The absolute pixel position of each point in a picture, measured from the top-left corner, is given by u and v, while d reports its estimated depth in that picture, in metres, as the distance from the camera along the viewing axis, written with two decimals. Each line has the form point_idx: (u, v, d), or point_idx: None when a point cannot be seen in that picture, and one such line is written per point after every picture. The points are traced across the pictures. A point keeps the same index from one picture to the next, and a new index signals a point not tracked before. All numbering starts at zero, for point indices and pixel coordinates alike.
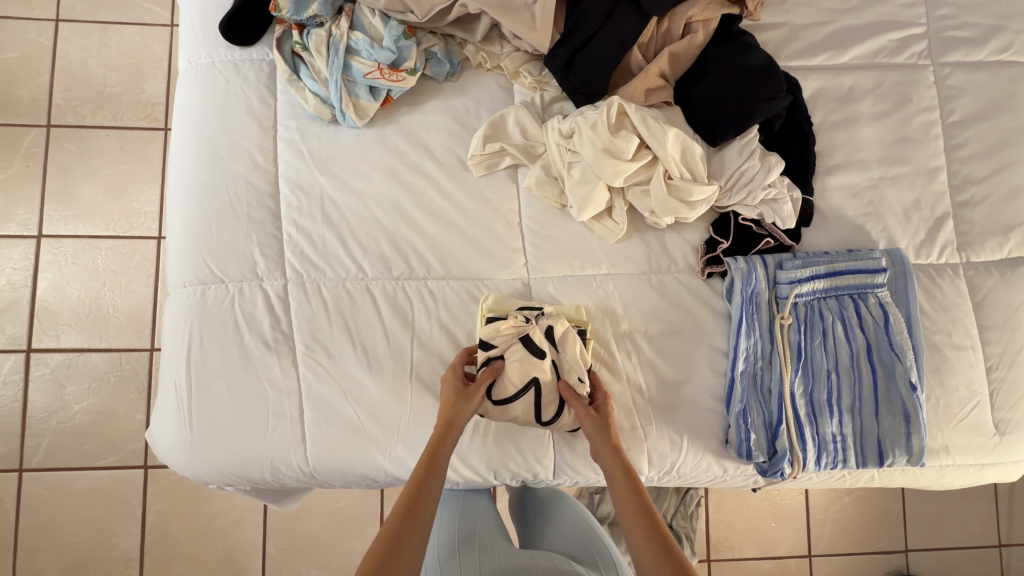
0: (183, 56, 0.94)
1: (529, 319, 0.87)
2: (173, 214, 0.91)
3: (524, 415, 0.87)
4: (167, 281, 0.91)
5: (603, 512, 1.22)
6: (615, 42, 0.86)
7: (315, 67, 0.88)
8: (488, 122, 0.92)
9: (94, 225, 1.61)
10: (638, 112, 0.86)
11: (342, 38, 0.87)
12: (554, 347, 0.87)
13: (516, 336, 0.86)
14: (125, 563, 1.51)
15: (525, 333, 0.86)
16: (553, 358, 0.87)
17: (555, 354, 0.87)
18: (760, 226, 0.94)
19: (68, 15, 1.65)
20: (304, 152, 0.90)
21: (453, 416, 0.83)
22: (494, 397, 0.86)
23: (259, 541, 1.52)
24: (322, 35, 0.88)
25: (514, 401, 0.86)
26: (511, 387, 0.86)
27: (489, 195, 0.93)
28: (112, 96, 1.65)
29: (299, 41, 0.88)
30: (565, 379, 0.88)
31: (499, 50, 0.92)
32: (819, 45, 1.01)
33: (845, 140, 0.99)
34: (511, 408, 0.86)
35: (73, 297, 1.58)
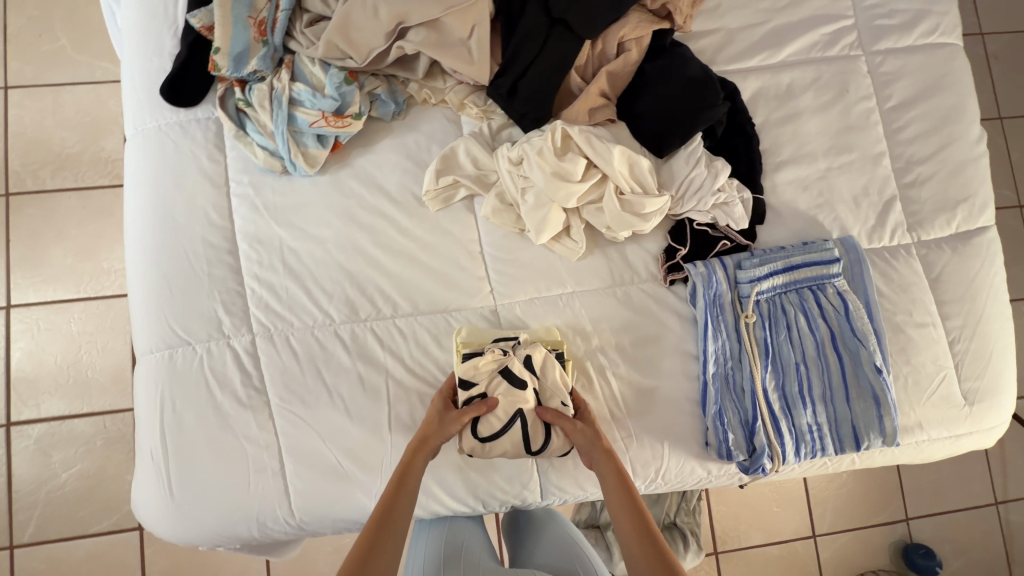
0: (129, 121, 0.94)
1: (506, 351, 0.88)
2: (134, 281, 0.91)
3: (514, 447, 0.88)
4: (135, 348, 0.90)
5: (608, 515, 1.27)
6: (555, 66, 0.87)
7: (260, 121, 0.89)
8: (439, 156, 0.93)
9: (65, 289, 1.60)
10: (583, 134, 0.87)
11: (284, 90, 0.88)
12: (535, 375, 0.88)
13: (496, 370, 0.88)
14: None
15: (504, 365, 0.87)
16: (535, 385, 0.88)
17: (536, 382, 0.88)
18: (715, 230, 0.96)
19: (18, 80, 1.64)
20: (259, 206, 0.90)
21: (430, 429, 0.85)
22: (479, 434, 0.87)
23: None
24: (265, 89, 0.88)
25: (502, 435, 0.87)
26: (496, 421, 0.87)
27: (449, 226, 0.94)
28: (72, 157, 1.64)
29: (242, 97, 0.89)
30: (546, 405, 0.89)
31: (442, 85, 0.94)
32: (755, 46, 1.03)
33: (790, 135, 1.01)
34: (499, 442, 0.87)
35: (50, 364, 1.57)
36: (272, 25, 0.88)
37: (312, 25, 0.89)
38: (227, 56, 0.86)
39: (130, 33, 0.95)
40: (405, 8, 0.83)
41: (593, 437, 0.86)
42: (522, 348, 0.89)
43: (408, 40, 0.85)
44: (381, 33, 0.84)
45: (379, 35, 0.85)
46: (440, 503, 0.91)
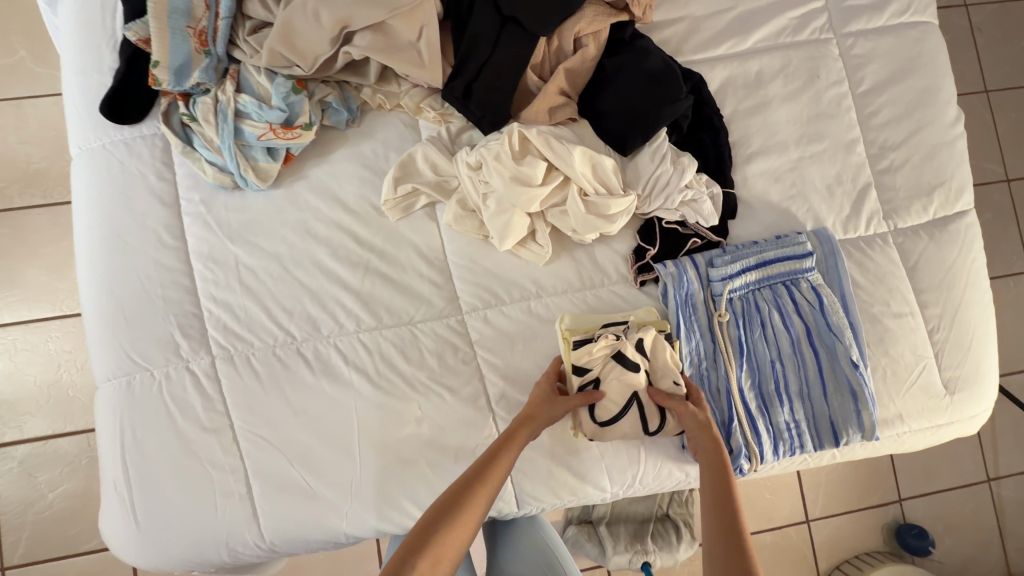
0: (73, 141, 0.91)
1: (618, 336, 0.87)
2: (88, 306, 0.88)
3: (631, 431, 0.87)
4: (93, 375, 0.88)
5: (600, 511, 1.29)
6: (510, 66, 0.84)
7: (207, 136, 0.86)
8: (397, 164, 0.90)
9: (41, 307, 1.58)
10: (541, 135, 0.84)
11: (229, 102, 0.84)
12: (646, 358, 0.87)
13: (609, 355, 0.86)
14: None
15: (617, 350, 0.86)
16: (646, 367, 0.87)
17: (647, 364, 0.87)
18: (685, 227, 0.93)
19: None
20: (211, 224, 0.87)
21: (535, 412, 0.83)
22: (598, 418, 0.86)
23: None
24: (209, 102, 0.85)
25: (621, 418, 0.86)
26: (612, 406, 0.86)
27: (410, 236, 0.91)
28: (39, 172, 1.61)
29: (186, 111, 0.85)
30: (658, 385, 0.87)
31: (397, 89, 0.90)
32: (721, 34, 1.00)
33: (760, 125, 0.98)
34: (619, 425, 0.86)
35: (29, 385, 1.57)
36: (213, 34, 0.84)
37: (255, 32, 0.85)
38: (167, 70, 0.82)
39: (68, 48, 0.91)
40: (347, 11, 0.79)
41: (700, 420, 0.84)
42: (633, 334, 0.88)
43: (355, 44, 0.81)
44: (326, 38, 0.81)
45: (325, 40, 0.81)
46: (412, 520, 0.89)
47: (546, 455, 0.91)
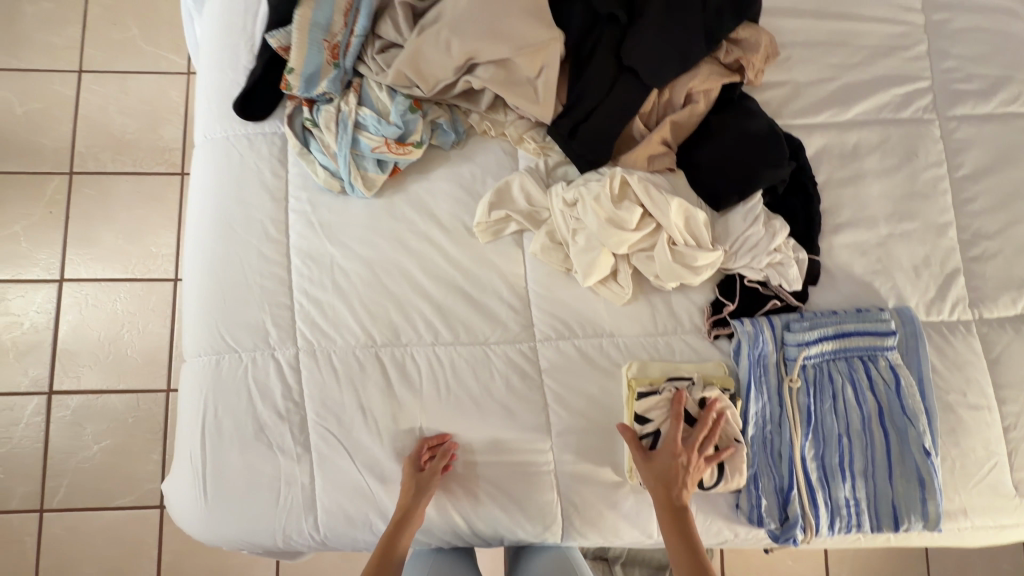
0: (198, 129, 0.97)
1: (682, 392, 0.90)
2: (188, 284, 0.94)
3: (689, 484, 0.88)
4: (182, 350, 0.93)
5: (615, 551, 1.26)
6: (619, 111, 0.85)
7: (325, 142, 0.91)
8: (494, 189, 0.93)
9: (114, 268, 1.83)
10: (641, 182, 0.86)
11: (350, 113, 0.90)
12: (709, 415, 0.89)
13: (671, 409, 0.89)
14: None
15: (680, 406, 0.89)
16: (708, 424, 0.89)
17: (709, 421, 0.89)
18: (766, 287, 0.94)
19: (90, 66, 1.91)
20: (314, 223, 0.92)
21: (408, 506, 0.86)
22: None
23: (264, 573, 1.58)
24: (332, 111, 0.90)
25: None
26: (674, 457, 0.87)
27: (494, 259, 0.94)
28: (131, 142, 1.88)
29: (309, 116, 0.91)
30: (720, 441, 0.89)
31: (503, 118, 0.94)
32: (823, 102, 1.01)
33: (851, 197, 0.98)
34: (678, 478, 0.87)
35: (92, 338, 1.80)
36: (344, 48, 0.90)
37: (382, 51, 0.90)
38: (300, 77, 0.88)
39: (208, 45, 0.98)
40: (478, 44, 0.82)
41: (657, 480, 0.85)
42: (698, 390, 0.90)
43: (478, 75, 0.85)
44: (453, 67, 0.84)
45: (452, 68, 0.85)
46: (461, 517, 0.92)
47: (598, 493, 0.91)
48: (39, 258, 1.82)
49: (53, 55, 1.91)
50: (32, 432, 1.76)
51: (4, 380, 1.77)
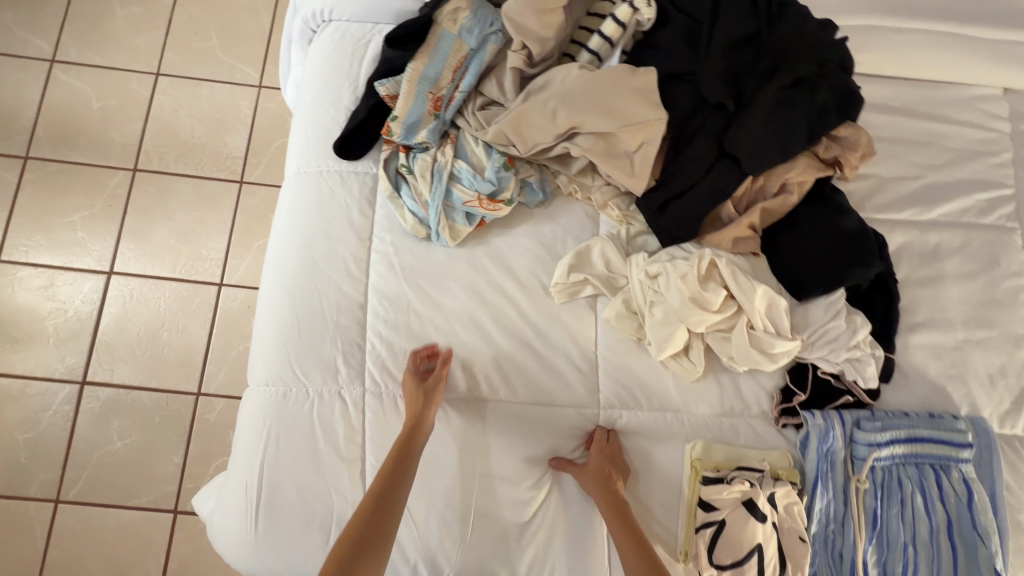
0: (291, 161, 1.00)
1: (751, 482, 0.87)
2: (264, 311, 0.95)
3: None
4: (249, 376, 0.94)
5: None
6: (712, 194, 0.87)
7: (417, 189, 0.93)
8: (575, 251, 0.94)
9: (164, 267, 1.86)
10: (728, 266, 0.87)
11: (446, 165, 0.92)
12: (776, 510, 0.86)
13: (738, 499, 0.86)
14: None
15: (749, 497, 0.86)
16: (774, 518, 0.86)
17: (775, 515, 0.86)
18: (839, 381, 0.92)
19: (167, 69, 1.99)
20: (395, 265, 0.93)
21: (418, 418, 0.85)
22: (717, 560, 0.85)
23: None
24: (428, 160, 0.93)
25: (743, 565, 0.84)
26: (738, 551, 0.84)
27: (568, 321, 0.94)
28: (197, 146, 1.95)
29: (405, 162, 0.93)
30: (785, 538, 0.86)
31: (590, 182, 0.96)
32: (906, 199, 1.01)
33: (929, 298, 0.98)
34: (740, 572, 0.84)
35: (131, 333, 1.82)
36: (448, 101, 0.93)
37: (484, 108, 0.93)
38: (402, 124, 0.91)
39: (311, 80, 1.01)
40: (584, 114, 0.84)
41: (595, 480, 0.86)
42: (767, 483, 0.88)
43: (577, 142, 0.87)
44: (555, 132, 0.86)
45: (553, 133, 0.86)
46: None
47: None
48: (92, 249, 1.86)
49: (135, 56, 1.99)
50: (59, 420, 1.76)
51: (40, 365, 1.79)
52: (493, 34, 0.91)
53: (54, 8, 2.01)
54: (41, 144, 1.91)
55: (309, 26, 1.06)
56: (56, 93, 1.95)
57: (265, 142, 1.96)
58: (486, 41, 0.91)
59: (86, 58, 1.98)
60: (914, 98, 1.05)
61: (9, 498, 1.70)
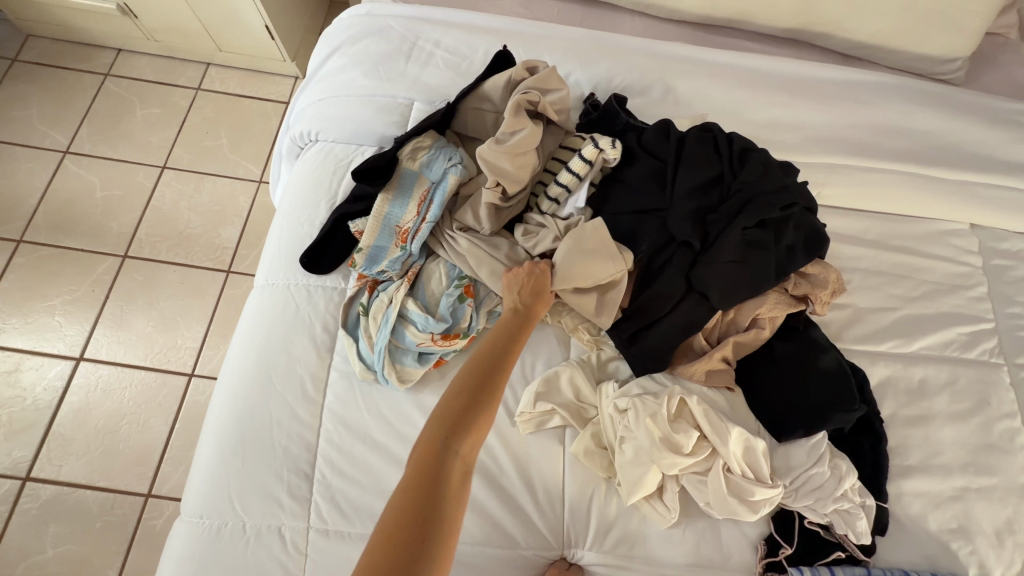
0: (261, 272, 0.99)
1: None
2: (209, 431, 0.89)
3: None
4: (184, 504, 0.86)
5: None
6: (683, 326, 0.85)
7: (369, 331, 0.90)
8: (542, 378, 0.90)
9: (136, 355, 1.82)
10: (701, 404, 0.82)
11: (397, 306, 0.90)
12: None
13: None
14: None
15: None
16: None
17: None
18: (829, 532, 0.84)
19: (174, 164, 2.09)
20: (355, 385, 0.90)
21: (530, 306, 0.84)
22: None
23: None
24: (385, 300, 0.91)
25: None
26: None
27: (534, 452, 0.88)
28: (190, 236, 1.99)
29: (366, 301, 0.92)
30: None
31: (560, 306, 0.94)
32: (885, 330, 0.99)
33: (921, 439, 0.92)
34: None
35: (90, 425, 1.74)
36: (414, 234, 0.93)
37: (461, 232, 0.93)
38: (364, 256, 0.92)
39: (291, 195, 1.04)
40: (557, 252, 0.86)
41: None
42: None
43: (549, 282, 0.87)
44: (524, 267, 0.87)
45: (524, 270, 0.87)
46: None
47: None
48: (66, 334, 1.83)
49: (145, 151, 2.10)
50: None
51: None
52: (453, 167, 0.94)
53: (77, 106, 2.16)
54: (38, 228, 1.95)
55: (298, 143, 1.12)
56: (63, 182, 2.03)
57: (258, 234, 2.01)
58: (447, 174, 0.94)
59: (99, 150, 2.09)
60: (884, 230, 1.07)
61: None
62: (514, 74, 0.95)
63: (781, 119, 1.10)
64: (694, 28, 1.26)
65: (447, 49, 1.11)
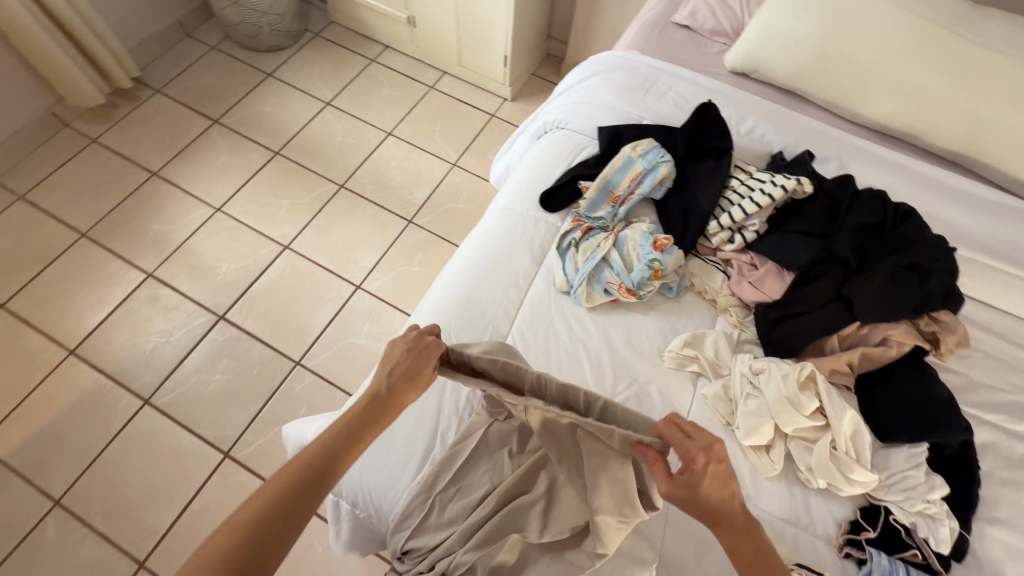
0: (502, 200, 1.37)
1: None
2: (442, 289, 1.23)
3: None
4: (410, 329, 1.19)
5: None
6: (822, 326, 1.08)
7: (575, 259, 1.21)
8: (691, 332, 1.15)
9: (325, 259, 2.29)
10: (825, 385, 1.02)
11: (604, 251, 1.20)
12: None
13: None
14: (166, 514, 1.77)
15: None
16: None
17: None
18: (910, 536, 0.96)
19: (396, 134, 2.66)
20: (552, 290, 1.21)
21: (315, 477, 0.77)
22: None
23: None
24: (593, 244, 1.22)
25: None
26: None
27: (670, 385, 1.11)
28: (391, 187, 2.50)
29: (578, 238, 1.24)
30: None
31: (719, 289, 1.20)
32: (997, 405, 1.12)
33: (1012, 500, 1.02)
34: None
35: (275, 296, 2.19)
36: (624, 200, 1.28)
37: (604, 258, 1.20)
38: (587, 202, 1.27)
39: (535, 157, 1.42)
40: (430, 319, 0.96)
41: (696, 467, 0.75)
42: None
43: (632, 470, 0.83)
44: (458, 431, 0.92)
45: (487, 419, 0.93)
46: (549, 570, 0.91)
47: None
48: (282, 227, 2.35)
49: (380, 119, 2.70)
50: (187, 338, 2.08)
51: (199, 293, 2.18)
52: (663, 162, 1.28)
53: (345, 76, 2.84)
54: (291, 149, 2.57)
55: (544, 128, 1.51)
56: (318, 123, 2.66)
57: (439, 203, 2.48)
58: (659, 166, 1.28)
59: (349, 109, 2.72)
60: (1010, 328, 1.22)
61: (116, 382, 1.97)
62: (668, 174, 1.28)
63: (935, 215, 1.32)
64: (870, 133, 1.54)
65: (677, 94, 1.48)
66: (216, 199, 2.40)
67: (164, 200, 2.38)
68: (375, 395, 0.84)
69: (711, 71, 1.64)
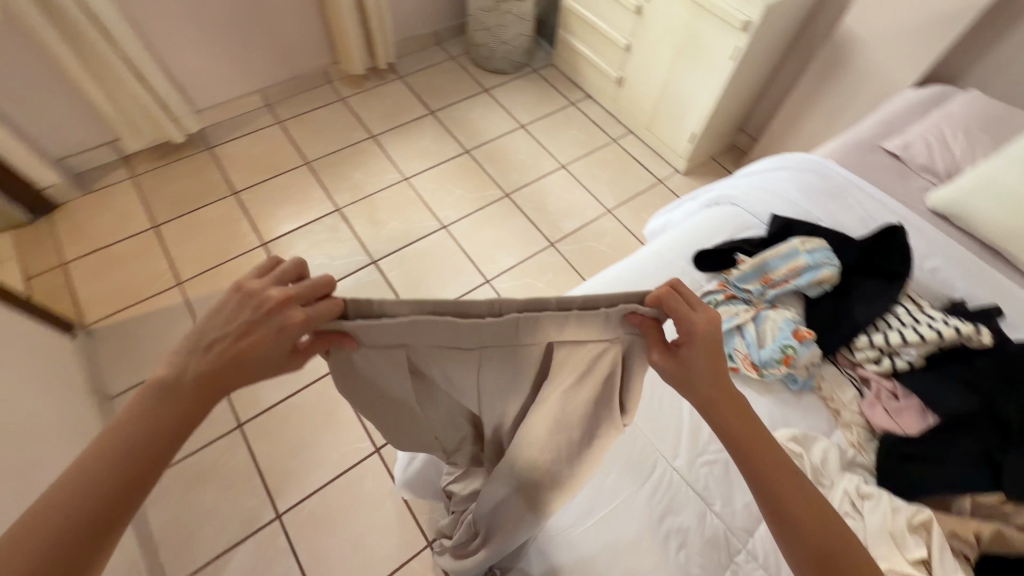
0: (656, 245, 1.48)
1: None
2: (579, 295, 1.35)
3: None
4: None
5: None
6: (957, 480, 1.00)
7: None
8: (802, 431, 1.11)
9: (470, 248, 2.57)
10: (941, 540, 0.93)
11: (741, 320, 1.24)
12: None
13: None
14: None
15: None
16: None
17: None
18: None
19: (568, 169, 2.93)
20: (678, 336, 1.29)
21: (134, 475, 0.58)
22: None
23: (332, 472, 1.85)
24: (732, 310, 1.27)
25: None
26: None
27: None
28: (547, 211, 2.74)
29: (719, 300, 1.30)
30: None
31: (848, 403, 1.18)
32: None
33: None
34: None
35: (421, 263, 2.50)
36: (776, 284, 1.29)
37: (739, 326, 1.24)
38: (740, 273, 1.32)
39: (700, 220, 1.52)
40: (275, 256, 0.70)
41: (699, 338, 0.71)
42: None
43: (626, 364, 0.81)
44: (399, 365, 0.76)
45: (436, 356, 0.75)
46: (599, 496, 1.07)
47: None
48: (447, 210, 2.70)
49: (560, 152, 2.99)
50: (343, 268, 2.46)
51: (367, 237, 2.57)
52: (829, 265, 1.27)
53: (545, 109, 3.20)
54: (479, 152, 2.95)
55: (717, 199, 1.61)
56: (508, 139, 3.03)
57: (583, 239, 2.65)
58: (824, 266, 1.27)
59: (538, 136, 3.06)
60: None
61: None
62: (829, 278, 1.27)
63: None
64: None
65: (865, 211, 1.48)
66: (408, 171, 2.84)
67: (371, 158, 2.87)
68: (158, 386, 0.60)
69: (909, 203, 1.61)
